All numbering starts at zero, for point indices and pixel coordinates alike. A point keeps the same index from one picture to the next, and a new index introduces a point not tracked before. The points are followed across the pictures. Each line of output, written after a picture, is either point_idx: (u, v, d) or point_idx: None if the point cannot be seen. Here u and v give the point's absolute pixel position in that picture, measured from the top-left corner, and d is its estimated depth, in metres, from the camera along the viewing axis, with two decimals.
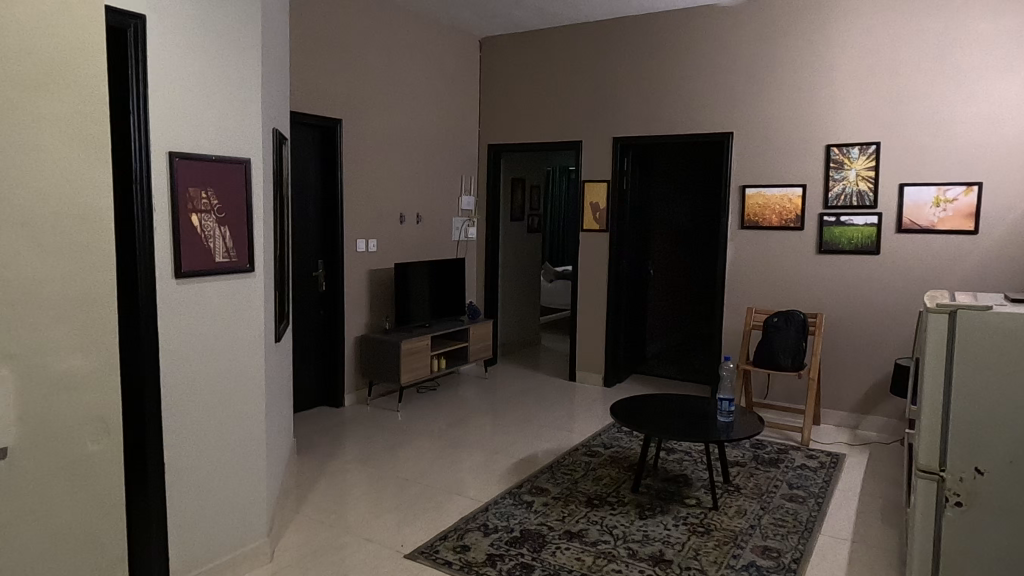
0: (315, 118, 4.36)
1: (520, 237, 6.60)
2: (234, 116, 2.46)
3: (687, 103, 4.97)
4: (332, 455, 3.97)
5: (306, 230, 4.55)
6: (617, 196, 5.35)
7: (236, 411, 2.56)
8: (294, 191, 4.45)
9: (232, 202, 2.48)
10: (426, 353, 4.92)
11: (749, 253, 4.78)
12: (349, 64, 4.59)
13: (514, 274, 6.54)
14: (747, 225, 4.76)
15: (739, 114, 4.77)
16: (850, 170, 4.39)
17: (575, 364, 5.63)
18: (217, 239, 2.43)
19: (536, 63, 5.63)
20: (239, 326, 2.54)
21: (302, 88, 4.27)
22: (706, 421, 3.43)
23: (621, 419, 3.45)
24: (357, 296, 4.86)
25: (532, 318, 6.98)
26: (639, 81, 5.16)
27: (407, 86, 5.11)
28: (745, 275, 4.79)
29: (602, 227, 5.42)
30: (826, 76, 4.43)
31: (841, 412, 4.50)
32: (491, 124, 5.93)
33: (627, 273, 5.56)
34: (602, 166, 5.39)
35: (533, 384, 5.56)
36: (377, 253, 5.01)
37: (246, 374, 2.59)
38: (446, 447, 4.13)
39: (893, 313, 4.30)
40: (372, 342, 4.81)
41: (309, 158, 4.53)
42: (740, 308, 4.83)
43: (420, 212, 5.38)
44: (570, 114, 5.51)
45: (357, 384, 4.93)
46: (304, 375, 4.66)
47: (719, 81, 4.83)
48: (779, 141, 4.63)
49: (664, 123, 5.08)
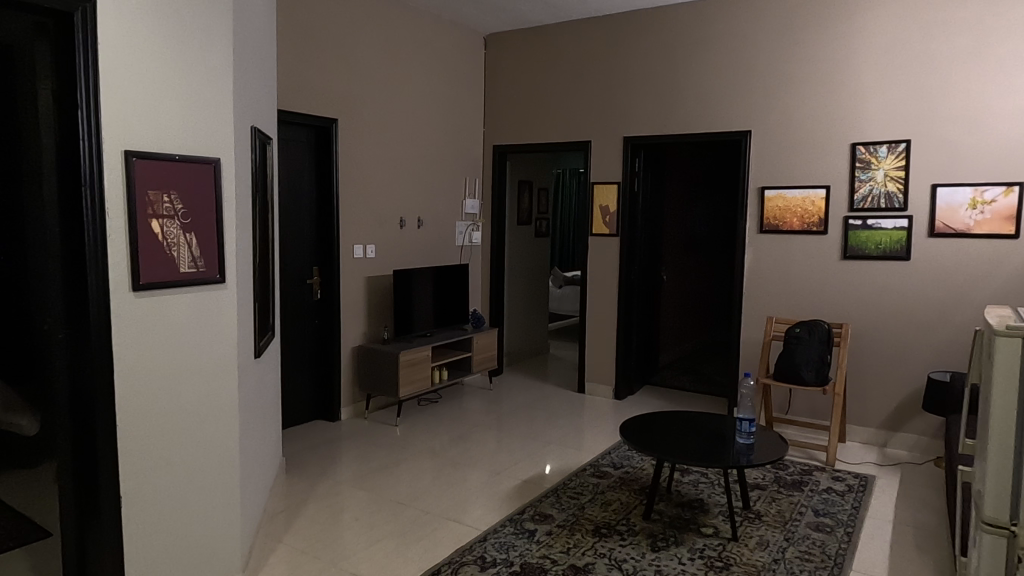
0: (308, 117, 4.15)
1: (527, 242, 6.35)
2: (203, 112, 2.24)
3: (702, 100, 4.70)
4: (324, 474, 3.74)
5: (301, 235, 4.34)
6: (628, 199, 5.09)
7: (205, 436, 2.33)
8: (287, 194, 4.24)
9: (200, 207, 2.25)
10: (426, 365, 4.68)
11: (768, 259, 4.49)
12: (345, 61, 4.38)
13: (521, 281, 6.29)
14: (766, 229, 4.48)
15: (757, 112, 4.50)
16: (878, 170, 4.10)
17: (584, 375, 5.37)
18: (182, 247, 2.20)
19: (543, 60, 5.39)
20: (208, 342, 2.32)
21: (294, 84, 4.06)
22: (723, 443, 3.15)
23: (630, 441, 3.18)
24: (354, 304, 4.63)
25: (540, 325, 6.72)
26: (650, 77, 4.90)
27: (407, 84, 4.89)
28: (764, 283, 4.51)
29: (612, 232, 5.16)
30: (852, 69, 4.15)
31: (868, 429, 4.20)
32: (496, 124, 5.69)
33: (637, 280, 5.31)
34: (612, 168, 5.14)
35: (541, 396, 5.30)
36: (376, 259, 4.77)
37: (216, 395, 2.36)
38: (445, 466, 3.88)
39: (925, 324, 4.01)
40: (369, 353, 4.58)
41: (303, 160, 4.32)
42: (759, 318, 4.55)
43: (421, 216, 5.15)
44: (579, 113, 5.26)
45: (354, 397, 4.69)
46: (299, 387, 4.43)
47: (735, 76, 4.56)
48: (801, 140, 4.35)
49: (677, 121, 4.82)
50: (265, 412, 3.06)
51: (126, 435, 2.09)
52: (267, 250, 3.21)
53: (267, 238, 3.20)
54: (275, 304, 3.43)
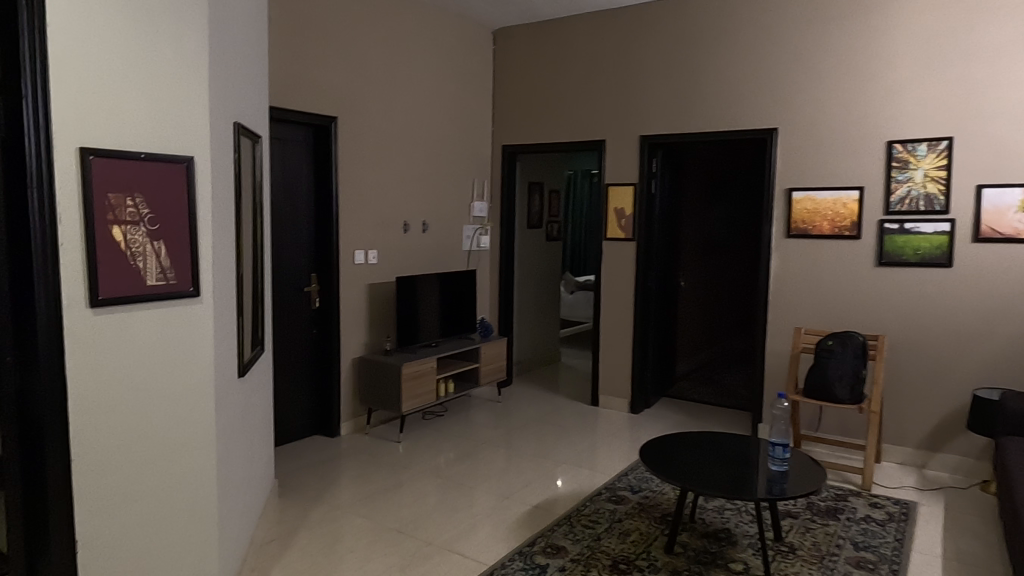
0: (304, 115, 3.91)
1: (538, 247, 6.08)
2: (173, 103, 1.99)
3: (725, 96, 4.42)
4: (319, 497, 3.48)
5: (298, 240, 4.10)
6: (645, 201, 4.82)
7: (177, 469, 2.08)
8: (283, 197, 4.00)
9: (171, 212, 2.00)
10: (431, 377, 4.42)
11: (796, 265, 4.20)
12: (345, 56, 4.14)
13: (531, 287, 6.03)
14: (793, 233, 4.19)
15: (783, 108, 4.21)
16: (916, 170, 3.80)
17: (598, 387, 5.09)
18: (149, 257, 1.95)
19: (555, 55, 5.13)
20: (180, 362, 2.07)
21: (289, 79, 3.83)
22: (754, 470, 2.88)
23: (650, 466, 2.91)
24: (354, 313, 4.38)
25: (551, 333, 6.44)
26: (668, 72, 4.63)
27: (411, 80, 4.64)
28: (792, 291, 4.22)
29: (628, 236, 4.88)
30: (887, 61, 3.86)
31: (906, 449, 3.90)
32: (505, 123, 5.43)
33: (654, 288, 5.04)
34: (628, 168, 4.86)
35: (552, 409, 5.02)
36: (379, 265, 4.52)
37: (189, 421, 2.11)
38: (450, 488, 3.62)
39: (968, 335, 3.71)
40: (370, 364, 4.33)
41: (300, 160, 4.08)
42: (785, 328, 4.26)
43: (426, 220, 4.90)
44: (592, 111, 4.99)
45: (355, 411, 4.44)
46: (296, 400, 4.19)
47: (760, 70, 4.28)
48: (831, 138, 4.05)
49: (697, 119, 4.54)
50: (252, 435, 2.82)
51: (83, 470, 1.83)
52: (256, 260, 2.97)
53: (257, 248, 2.96)
54: (267, 317, 3.19)
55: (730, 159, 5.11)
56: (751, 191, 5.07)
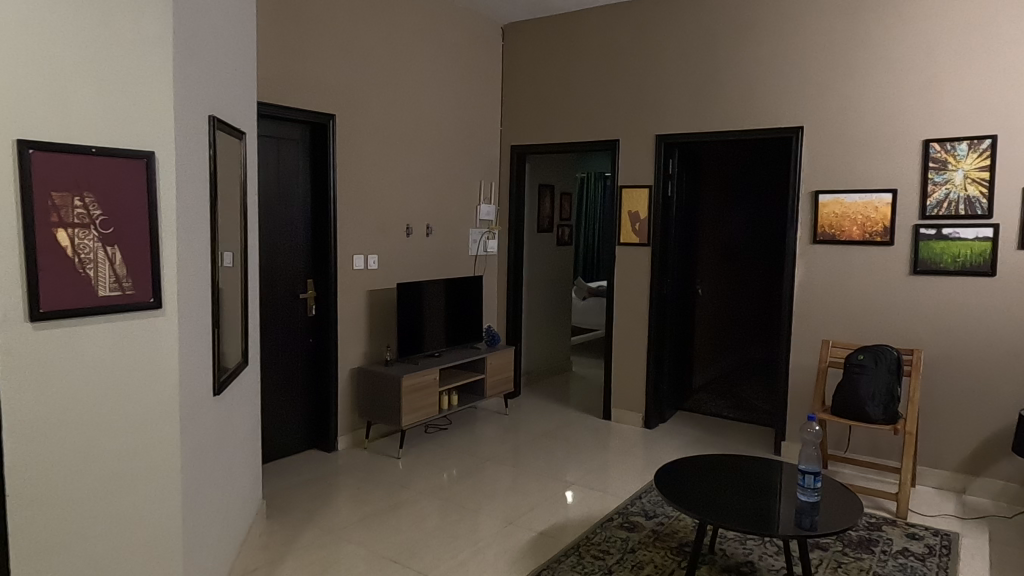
0: (299, 112, 3.70)
1: (548, 252, 5.84)
2: (128, 90, 1.76)
3: (747, 92, 4.16)
4: (310, 519, 3.25)
5: (293, 244, 3.89)
6: (662, 205, 4.56)
7: (135, 501, 1.86)
8: (278, 199, 3.79)
9: (129, 214, 1.77)
10: (433, 390, 4.18)
11: (822, 272, 3.93)
12: (343, 50, 3.93)
13: (540, 294, 5.78)
14: (820, 239, 3.92)
15: (810, 105, 3.94)
16: (956, 170, 3.52)
17: (610, 400, 4.83)
18: (101, 264, 1.73)
19: (566, 51, 4.89)
20: (140, 382, 1.85)
21: (283, 73, 3.62)
22: (780, 500, 2.61)
23: (666, 495, 2.65)
24: (353, 321, 4.16)
25: (562, 341, 6.19)
26: (686, 68, 4.37)
27: (415, 76, 4.42)
28: (818, 300, 3.95)
29: (642, 241, 4.63)
30: (924, 53, 3.59)
31: (943, 472, 3.61)
32: (514, 122, 5.20)
33: (670, 296, 4.78)
34: (643, 169, 4.61)
35: (562, 423, 4.77)
36: (379, 270, 4.30)
37: (151, 448, 1.89)
38: (451, 510, 3.37)
39: (1013, 350, 3.42)
40: (368, 375, 4.10)
41: (295, 160, 3.87)
42: (811, 340, 3.98)
43: (430, 223, 4.67)
44: (605, 109, 4.74)
45: (354, 425, 4.22)
46: (291, 413, 3.97)
47: (785, 65, 4.01)
48: (862, 136, 3.78)
49: (717, 116, 4.28)
50: (233, 456, 2.60)
51: (18, 504, 1.62)
52: (240, 267, 2.74)
53: (240, 254, 2.74)
54: (253, 327, 2.98)
55: (753, 160, 4.86)
56: (775, 192, 4.84)
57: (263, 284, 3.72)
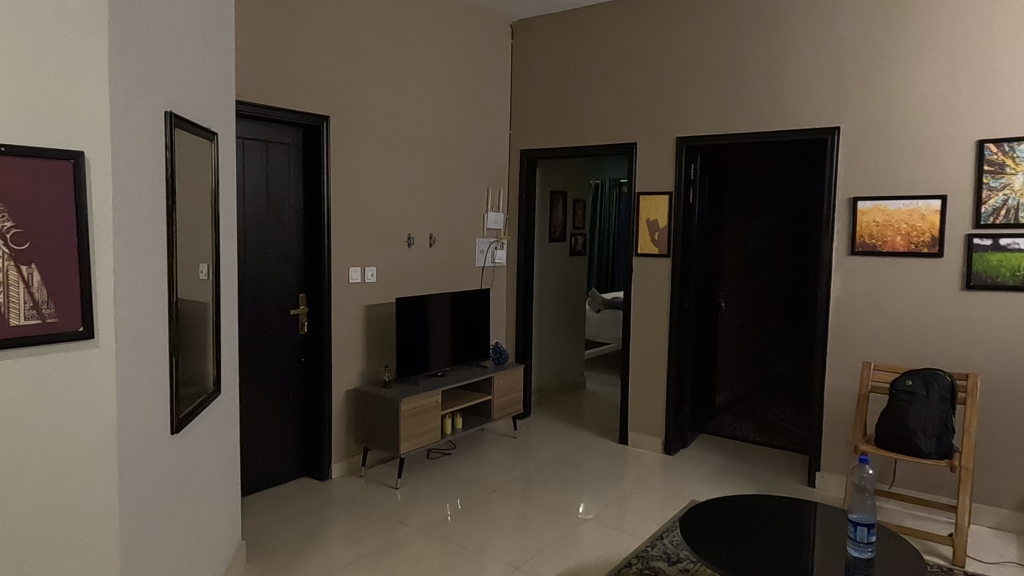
0: (289, 114, 3.42)
1: (560, 262, 5.51)
2: (52, 74, 1.48)
3: (777, 91, 3.82)
4: (295, 560, 2.93)
5: (283, 256, 3.59)
6: (683, 213, 4.23)
7: (61, 569, 1.56)
8: (267, 207, 3.50)
9: (50, 226, 1.48)
10: (435, 414, 3.86)
11: (862, 287, 3.57)
12: (339, 47, 3.64)
13: (551, 306, 5.46)
14: (858, 250, 3.56)
15: (848, 104, 3.60)
16: (1015, 174, 3.16)
17: (626, 423, 4.49)
18: (13, 286, 1.43)
19: (579, 49, 4.58)
20: (66, 427, 1.55)
21: (271, 71, 3.34)
22: (827, 557, 2.26)
23: (693, 547, 2.31)
24: (349, 339, 3.85)
25: (575, 357, 5.85)
26: (710, 64, 4.05)
27: (417, 76, 4.13)
28: (857, 318, 3.59)
29: (662, 251, 4.29)
30: (977, 44, 3.23)
31: (1001, 510, 3.23)
32: (524, 125, 4.89)
33: (691, 312, 4.44)
34: (662, 174, 4.28)
35: (575, 447, 4.43)
36: (378, 284, 3.99)
37: (80, 506, 1.58)
38: (452, 551, 3.05)
39: None
40: (365, 399, 3.79)
41: (287, 166, 3.59)
42: (849, 361, 3.62)
43: (434, 233, 4.36)
44: (621, 110, 4.42)
45: (349, 451, 3.91)
46: (281, 439, 3.67)
47: (820, 60, 3.67)
48: (906, 138, 3.43)
49: (743, 117, 3.94)
50: (200, 500, 2.29)
51: None
52: (213, 285, 2.44)
53: (214, 272, 2.43)
54: (230, 350, 2.68)
55: (784, 164, 4.47)
56: (806, 196, 4.44)
57: (249, 300, 3.43)
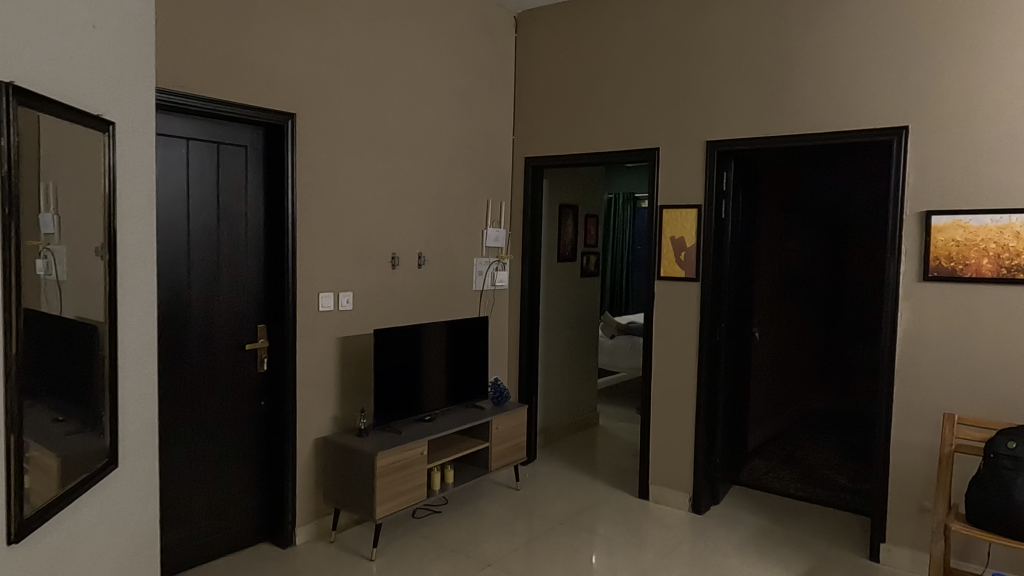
0: (243, 111, 2.85)
1: (570, 285, 4.89)
2: None
3: (826, 85, 3.22)
4: None
5: (239, 281, 3.01)
6: (713, 230, 3.61)
7: None
8: (219, 222, 2.92)
9: None
10: (418, 469, 3.23)
11: (938, 320, 2.94)
12: (307, 34, 3.08)
13: (560, 334, 4.83)
14: (933, 275, 2.93)
15: (918, 99, 2.98)
16: None
17: (647, 473, 3.84)
18: None
19: (592, 41, 4.00)
20: None
21: (220, 59, 2.77)
22: None
23: None
24: (318, 378, 3.24)
25: (586, 391, 5.21)
26: (746, 57, 3.45)
27: (403, 70, 3.56)
28: (932, 357, 2.95)
29: (689, 275, 3.67)
30: None
31: None
32: (530, 129, 4.30)
33: (723, 345, 3.80)
34: (689, 185, 3.66)
35: (587, 503, 3.78)
36: (355, 312, 3.39)
37: None
38: None
39: None
40: (337, 452, 3.18)
41: (244, 175, 3.01)
42: (923, 411, 2.97)
43: (423, 252, 3.76)
44: (640, 111, 3.82)
45: (319, 511, 3.30)
46: (231, 501, 3.05)
47: (882, 48, 3.07)
48: (994, 138, 2.81)
49: (787, 117, 3.34)
50: None
51: None
52: (109, 326, 1.84)
53: (108, 307, 1.83)
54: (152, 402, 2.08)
55: (847, 175, 3.83)
56: (874, 214, 3.78)
57: (193, 333, 2.85)
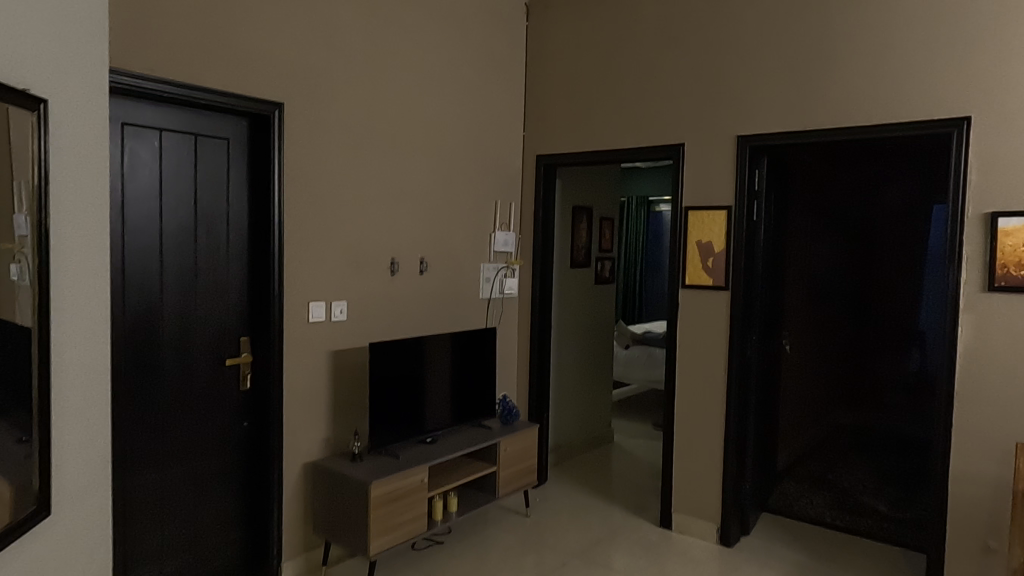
0: (222, 99, 2.55)
1: (583, 292, 4.57)
2: None
3: (874, 73, 2.89)
4: None
5: (220, 289, 2.70)
6: (745, 233, 3.28)
7: None
8: (197, 222, 2.61)
9: None
10: (419, 497, 2.91)
11: (1006, 335, 2.59)
12: (296, 16, 2.78)
13: (573, 345, 4.51)
14: (1001, 286, 2.59)
15: (983, 86, 2.64)
16: None
17: (670, 500, 3.51)
18: None
19: (610, 29, 3.69)
20: None
21: (198, 40, 2.47)
22: None
23: None
24: (308, 396, 2.93)
25: (601, 406, 4.87)
26: (781, 43, 3.13)
27: (404, 58, 3.25)
28: (1000, 378, 2.60)
29: (717, 282, 3.34)
30: None
31: None
32: (542, 124, 3.99)
33: (755, 359, 3.46)
34: (717, 184, 3.34)
35: (604, 532, 3.45)
36: (350, 323, 3.08)
37: None
38: None
39: None
40: (328, 479, 2.86)
41: (226, 170, 2.70)
42: (989, 438, 2.63)
43: (426, 258, 3.45)
44: (663, 104, 3.50)
45: (309, 542, 2.98)
46: (210, 533, 2.74)
47: (939, 29, 2.73)
48: None
49: (829, 108, 3.01)
50: None
51: None
52: (41, 342, 1.51)
53: (39, 317, 1.51)
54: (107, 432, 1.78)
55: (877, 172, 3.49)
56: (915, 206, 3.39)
57: (167, 347, 2.54)
